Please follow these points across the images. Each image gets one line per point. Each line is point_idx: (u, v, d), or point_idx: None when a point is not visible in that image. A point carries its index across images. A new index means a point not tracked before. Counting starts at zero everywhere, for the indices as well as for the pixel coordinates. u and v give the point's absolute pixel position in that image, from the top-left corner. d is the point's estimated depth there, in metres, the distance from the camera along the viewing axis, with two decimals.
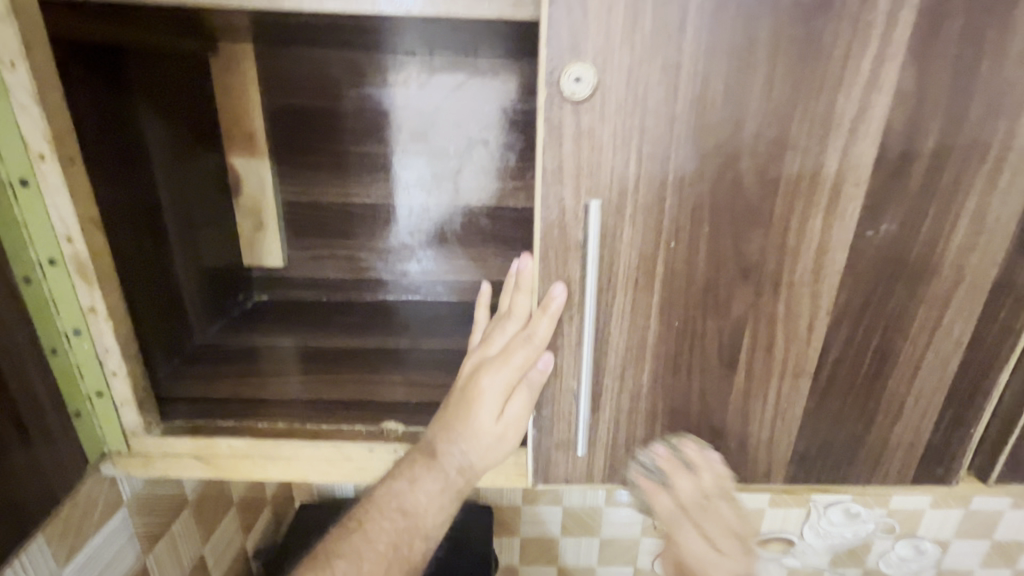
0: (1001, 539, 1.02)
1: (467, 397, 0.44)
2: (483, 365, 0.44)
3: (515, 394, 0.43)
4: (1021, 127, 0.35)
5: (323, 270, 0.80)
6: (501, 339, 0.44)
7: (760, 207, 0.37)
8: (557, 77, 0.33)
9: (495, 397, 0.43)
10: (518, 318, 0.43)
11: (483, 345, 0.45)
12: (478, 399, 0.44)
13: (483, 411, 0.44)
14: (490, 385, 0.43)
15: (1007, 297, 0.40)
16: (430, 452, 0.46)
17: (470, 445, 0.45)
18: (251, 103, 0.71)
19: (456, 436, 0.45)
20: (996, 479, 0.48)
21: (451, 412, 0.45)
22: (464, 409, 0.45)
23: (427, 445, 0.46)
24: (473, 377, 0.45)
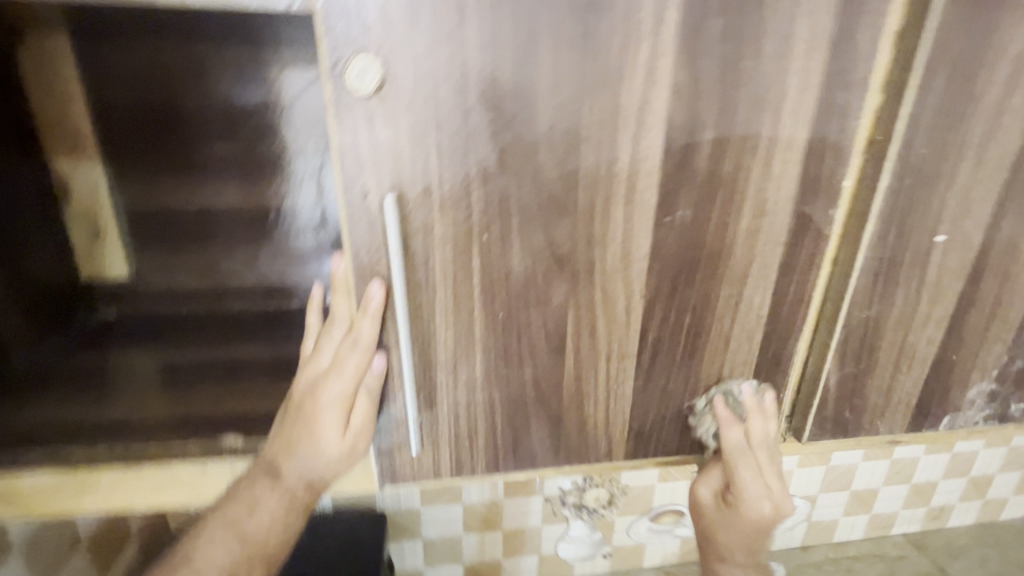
0: (858, 489, 1.14)
1: (304, 414, 0.43)
2: (318, 377, 0.43)
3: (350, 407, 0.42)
4: (785, 119, 0.39)
5: (174, 279, 0.70)
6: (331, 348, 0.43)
7: (564, 197, 0.38)
8: (341, 71, 0.33)
9: (330, 412, 0.42)
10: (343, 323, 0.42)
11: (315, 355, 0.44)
12: (315, 416, 0.43)
13: (320, 430, 0.43)
14: (323, 399, 0.42)
15: (794, 273, 0.44)
16: (275, 472, 0.45)
17: (313, 464, 0.44)
18: (71, 94, 0.62)
19: (298, 456, 0.44)
20: (809, 437, 0.53)
21: (290, 429, 0.44)
22: (302, 427, 0.43)
23: (272, 463, 0.45)
24: (309, 392, 0.43)
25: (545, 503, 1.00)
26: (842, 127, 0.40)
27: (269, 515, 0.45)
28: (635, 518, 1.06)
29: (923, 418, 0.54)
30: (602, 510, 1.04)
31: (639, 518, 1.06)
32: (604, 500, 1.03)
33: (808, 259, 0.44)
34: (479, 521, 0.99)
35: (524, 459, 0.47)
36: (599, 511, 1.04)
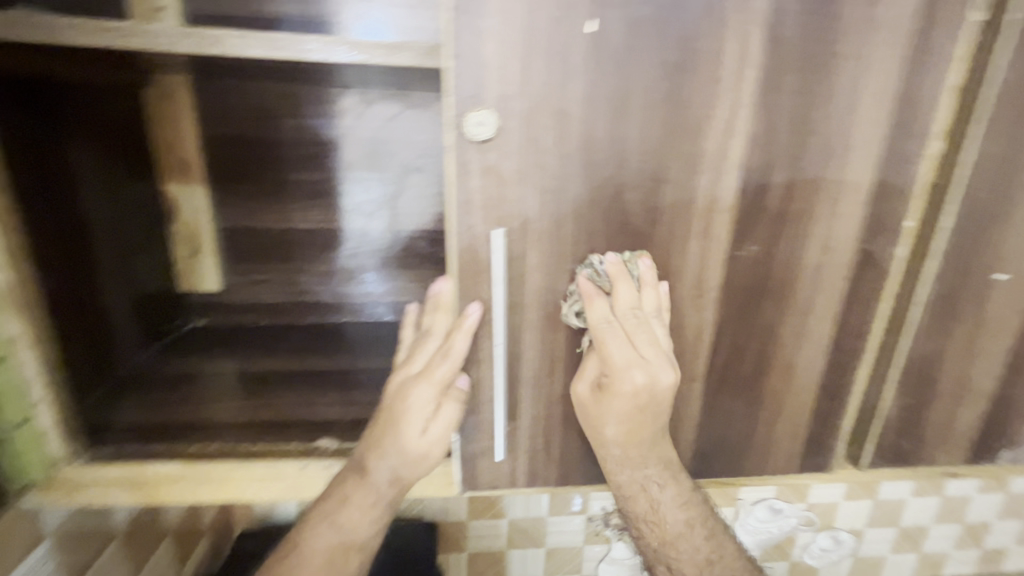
0: (907, 525, 1.12)
1: (395, 413, 0.47)
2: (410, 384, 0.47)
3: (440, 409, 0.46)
4: (851, 163, 0.42)
5: (262, 294, 0.81)
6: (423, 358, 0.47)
7: (645, 231, 0.43)
8: (462, 121, 0.38)
9: (422, 414, 0.46)
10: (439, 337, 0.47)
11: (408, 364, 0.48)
12: (405, 417, 0.47)
13: (409, 428, 0.47)
14: (416, 402, 0.46)
15: (857, 304, 0.47)
16: (364, 471, 0.48)
17: (400, 461, 0.47)
18: (187, 130, 0.72)
19: (385, 452, 0.47)
20: (867, 464, 0.55)
21: (381, 428, 0.48)
22: (392, 426, 0.47)
23: (359, 466, 0.48)
24: (399, 395, 0.47)
25: (588, 524, 1.02)
26: (905, 172, 0.43)
27: (361, 511, 0.48)
28: None
29: (983, 450, 0.55)
30: None
31: None
32: None
33: (870, 292, 0.47)
34: (522, 537, 1.01)
35: (594, 470, 0.51)
36: None
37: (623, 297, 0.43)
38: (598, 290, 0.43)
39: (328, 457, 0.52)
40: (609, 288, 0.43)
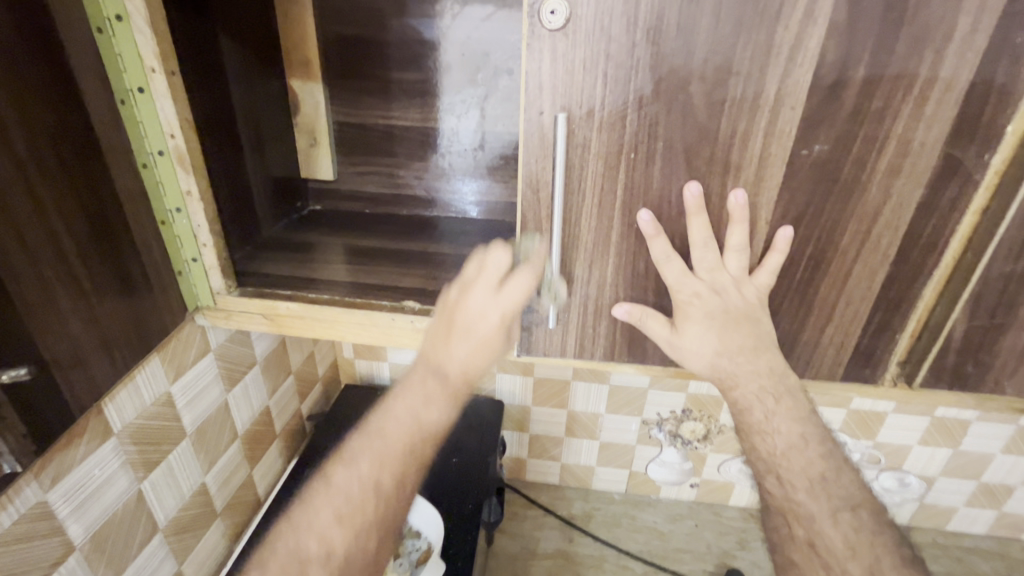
0: (989, 481, 1.06)
1: (453, 328, 0.56)
2: (477, 314, 0.55)
3: (492, 330, 0.54)
4: (947, 59, 0.40)
5: (367, 185, 0.92)
6: (478, 274, 0.56)
7: (708, 125, 0.44)
8: (537, 9, 0.41)
9: (481, 338, 0.55)
10: (500, 264, 0.55)
11: (466, 292, 0.56)
12: (462, 338, 0.55)
13: (463, 339, 0.55)
14: (477, 328, 0.55)
15: (932, 215, 0.46)
16: (441, 371, 0.56)
17: (455, 370, 0.56)
18: (307, 30, 0.80)
19: (440, 358, 0.56)
20: (920, 384, 0.55)
21: (442, 333, 0.56)
22: (450, 336, 0.56)
23: (431, 355, 0.57)
24: (459, 305, 0.56)
25: (642, 427, 1.09)
26: (1014, 70, 0.40)
27: (439, 404, 0.56)
28: (728, 457, 1.11)
29: None
30: (696, 443, 1.10)
31: (731, 458, 1.11)
32: (699, 434, 1.09)
33: (950, 204, 0.45)
34: (579, 428, 1.12)
35: (636, 351, 0.56)
36: (693, 444, 1.10)
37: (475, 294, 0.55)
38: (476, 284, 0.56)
39: (413, 313, 0.62)
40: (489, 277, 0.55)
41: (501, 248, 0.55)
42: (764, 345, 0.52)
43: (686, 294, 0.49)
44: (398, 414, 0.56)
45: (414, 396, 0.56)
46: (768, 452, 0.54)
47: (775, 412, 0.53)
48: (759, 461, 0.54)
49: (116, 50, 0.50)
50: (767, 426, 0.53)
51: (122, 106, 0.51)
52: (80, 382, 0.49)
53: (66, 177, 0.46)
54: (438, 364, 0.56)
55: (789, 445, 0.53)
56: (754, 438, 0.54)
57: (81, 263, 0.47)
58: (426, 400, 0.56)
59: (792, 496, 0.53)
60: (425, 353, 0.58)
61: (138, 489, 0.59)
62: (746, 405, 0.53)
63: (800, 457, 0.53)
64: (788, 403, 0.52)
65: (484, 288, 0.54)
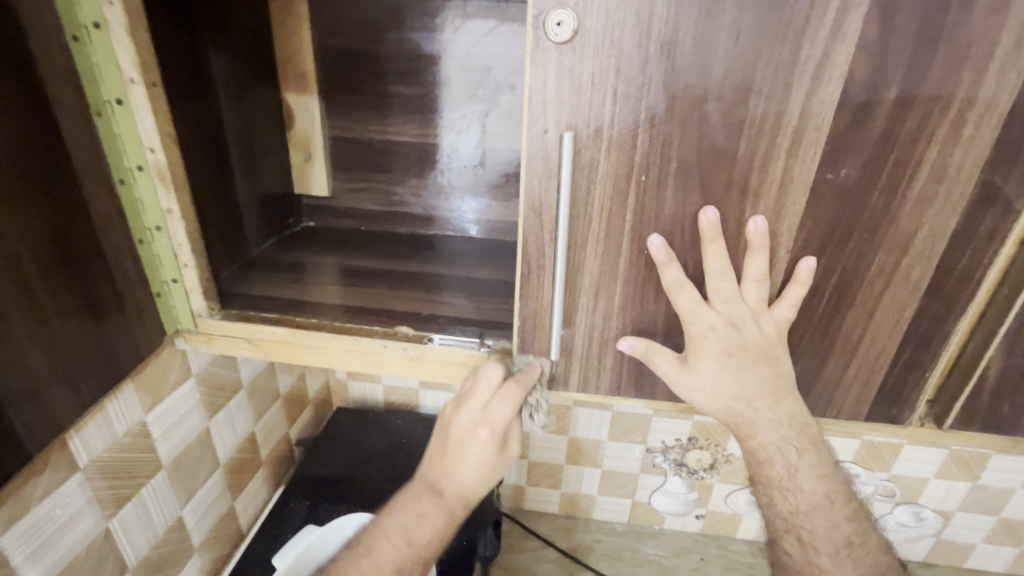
0: (1010, 518, 1.01)
1: (449, 448, 0.56)
2: (470, 436, 0.54)
3: (502, 415, 0.52)
4: (987, 79, 0.37)
5: (362, 201, 0.89)
6: (472, 395, 0.54)
7: (726, 146, 0.41)
8: (542, 21, 0.38)
9: (480, 455, 0.55)
10: (492, 382, 0.53)
11: (459, 410, 0.54)
12: (466, 438, 0.55)
13: (466, 444, 0.55)
14: (472, 444, 0.54)
15: (967, 246, 0.42)
16: (439, 491, 0.56)
17: (455, 489, 0.56)
18: (302, 43, 0.78)
19: (439, 478, 0.56)
20: (951, 426, 0.51)
21: (439, 454, 0.57)
22: (445, 459, 0.56)
23: (432, 468, 0.57)
24: (451, 426, 0.56)
25: (646, 455, 1.04)
26: None
27: (432, 525, 0.55)
28: (736, 488, 1.06)
29: None
30: (702, 473, 1.05)
31: (739, 489, 1.06)
32: (706, 463, 1.04)
33: (988, 234, 0.42)
34: (580, 455, 1.07)
35: (645, 385, 0.52)
36: (699, 473, 1.05)
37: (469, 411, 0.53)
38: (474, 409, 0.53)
39: (405, 339, 0.59)
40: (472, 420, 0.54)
41: (500, 281, 0.48)
42: (784, 388, 0.48)
43: (700, 326, 0.46)
44: (391, 535, 0.56)
45: (409, 514, 0.56)
46: (789, 510, 0.52)
47: (796, 468, 0.51)
48: (779, 519, 0.53)
49: (92, 60, 0.47)
50: (788, 481, 0.51)
51: (97, 119, 0.48)
52: (36, 414, 0.45)
53: (29, 194, 0.42)
54: (435, 480, 0.57)
55: (813, 506, 0.52)
56: (773, 493, 0.52)
57: (42, 285, 0.44)
58: (422, 517, 0.56)
59: (814, 560, 0.52)
60: (424, 473, 0.58)
61: (105, 528, 0.55)
62: (767, 457, 0.51)
63: (823, 518, 0.52)
64: (811, 456, 0.51)
65: (475, 408, 0.53)
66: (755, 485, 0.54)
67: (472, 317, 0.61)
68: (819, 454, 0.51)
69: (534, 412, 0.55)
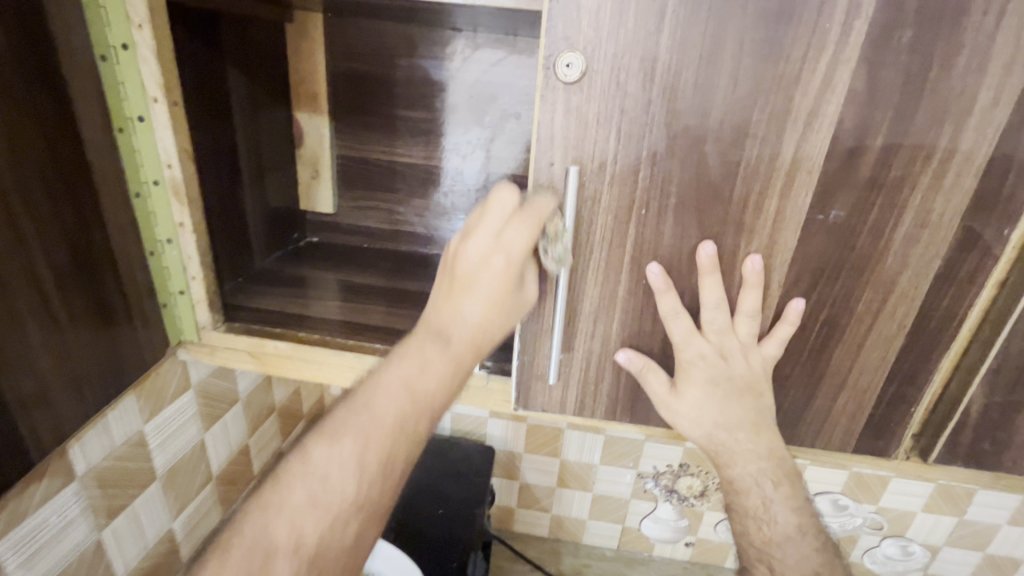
0: (995, 553, 1.01)
1: (457, 283, 0.47)
2: (481, 270, 0.46)
3: (521, 240, 0.45)
4: (967, 133, 0.39)
5: (366, 220, 0.91)
6: (477, 224, 0.47)
7: (722, 185, 0.43)
8: (553, 61, 0.41)
9: (491, 291, 0.46)
10: (504, 208, 0.45)
11: (466, 241, 0.47)
12: (478, 274, 0.46)
13: (492, 248, 0.46)
14: (484, 280, 0.46)
15: (949, 288, 0.44)
16: (445, 334, 0.47)
17: (462, 330, 0.47)
18: (317, 63, 0.80)
19: (451, 315, 0.47)
20: (934, 459, 0.52)
21: (446, 292, 0.48)
22: (453, 296, 0.47)
23: (445, 316, 0.47)
24: (456, 255, 0.47)
25: (637, 480, 1.05)
26: None
27: None
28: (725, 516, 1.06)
29: None
30: (693, 500, 1.05)
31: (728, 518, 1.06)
32: (696, 490, 1.04)
33: (968, 277, 0.44)
34: (571, 478, 1.07)
35: (640, 411, 0.54)
36: (690, 500, 1.05)
37: (482, 235, 0.46)
38: (487, 232, 0.46)
39: None
40: (501, 224, 0.46)
41: (506, 188, 0.45)
42: (765, 420, 0.50)
43: (691, 353, 0.47)
44: (390, 388, 0.45)
45: (411, 362, 0.46)
46: (762, 540, 0.53)
47: (772, 499, 0.53)
48: (753, 548, 0.54)
49: (119, 79, 0.49)
50: (764, 512, 0.53)
51: (119, 134, 0.50)
52: (44, 421, 0.45)
53: (51, 205, 0.44)
54: (442, 324, 0.47)
55: (786, 537, 0.52)
56: (748, 522, 0.54)
57: (58, 297, 0.45)
58: (426, 362, 0.46)
59: None
60: (428, 317, 0.48)
61: (98, 537, 0.55)
62: (744, 487, 0.53)
63: (795, 549, 0.52)
64: (786, 489, 0.52)
65: (487, 237, 0.46)
66: (731, 512, 0.55)
67: None
68: (793, 488, 0.53)
69: (549, 250, 0.46)
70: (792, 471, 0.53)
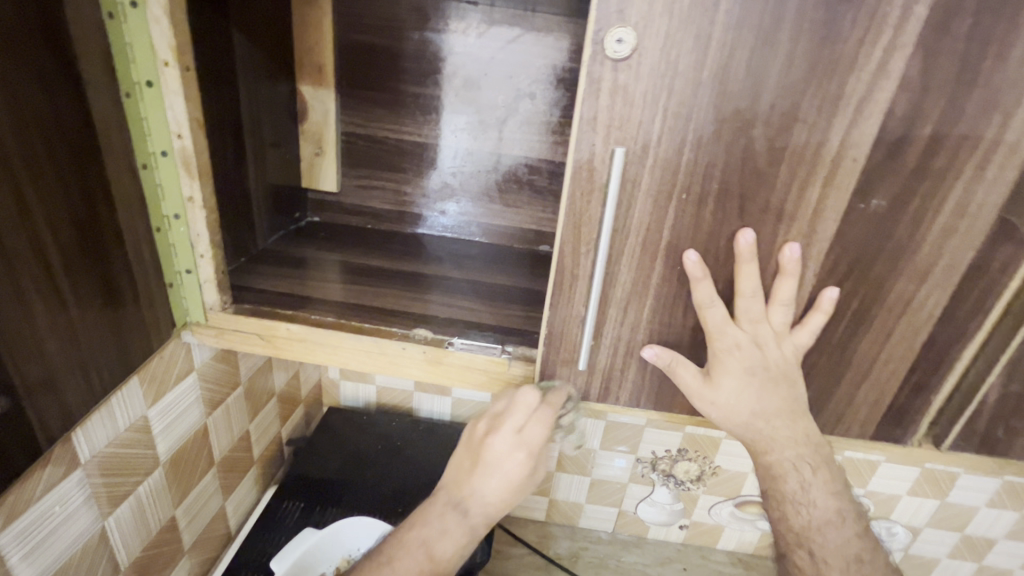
0: (971, 534, 1.06)
1: (479, 464, 0.55)
2: (508, 455, 0.54)
3: (517, 474, 0.54)
4: (1013, 125, 0.39)
5: (370, 200, 0.88)
6: (503, 407, 0.55)
7: (767, 171, 0.42)
8: (602, 37, 0.39)
9: (505, 475, 0.54)
10: (528, 408, 0.53)
11: (494, 434, 0.54)
12: (500, 460, 0.54)
13: (489, 475, 0.54)
14: (505, 466, 0.54)
15: (979, 280, 0.45)
16: (464, 509, 0.55)
17: (481, 509, 0.55)
18: (323, 34, 0.76)
19: (466, 491, 0.55)
20: (948, 446, 0.53)
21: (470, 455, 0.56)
22: (474, 474, 0.55)
23: (461, 484, 0.56)
24: (485, 438, 0.55)
25: (636, 464, 1.06)
26: None
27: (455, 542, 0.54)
28: (720, 500, 1.07)
29: None
30: (689, 484, 1.06)
31: (723, 501, 1.07)
32: (693, 475, 1.05)
33: (999, 269, 0.44)
34: (571, 462, 1.07)
35: (665, 398, 0.53)
36: (686, 484, 1.06)
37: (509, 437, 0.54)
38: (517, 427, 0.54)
39: (425, 343, 0.58)
40: (529, 411, 0.53)
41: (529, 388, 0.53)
42: (801, 408, 0.50)
43: (726, 341, 0.47)
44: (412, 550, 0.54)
45: (431, 529, 0.55)
46: (801, 526, 0.54)
47: (810, 484, 0.53)
48: (790, 533, 0.55)
49: (127, 39, 0.45)
50: (803, 496, 0.53)
51: (126, 100, 0.47)
52: (49, 405, 0.43)
53: (56, 174, 0.40)
54: (464, 499, 0.55)
55: (826, 522, 0.54)
56: (786, 507, 0.54)
57: (64, 273, 0.42)
58: (443, 532, 0.54)
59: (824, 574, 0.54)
60: (449, 487, 0.57)
61: (101, 527, 0.52)
62: (781, 472, 0.52)
63: (834, 533, 0.54)
64: (824, 475, 0.53)
65: (512, 436, 0.53)
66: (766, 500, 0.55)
67: (492, 324, 0.61)
68: (830, 473, 0.53)
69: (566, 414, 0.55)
70: (829, 458, 0.53)
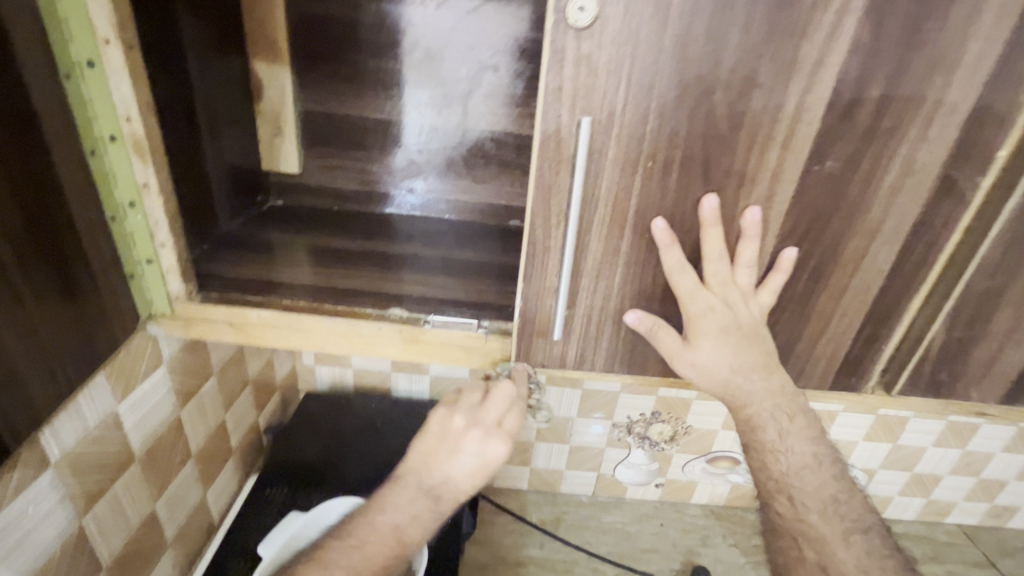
0: (920, 472, 1.14)
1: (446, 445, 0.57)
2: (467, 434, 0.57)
3: (496, 454, 0.56)
4: (954, 85, 0.41)
5: (335, 180, 0.86)
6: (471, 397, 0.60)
7: (727, 137, 0.44)
8: (564, 6, 0.39)
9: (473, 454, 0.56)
10: (504, 400, 0.57)
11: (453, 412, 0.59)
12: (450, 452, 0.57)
13: (456, 455, 0.56)
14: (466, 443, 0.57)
15: (925, 234, 0.48)
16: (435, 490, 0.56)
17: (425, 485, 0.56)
18: (274, 6, 0.73)
19: (434, 473, 0.56)
20: (898, 391, 0.57)
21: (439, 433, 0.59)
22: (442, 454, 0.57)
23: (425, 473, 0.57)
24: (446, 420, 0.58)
25: (612, 429, 1.09)
26: (1013, 97, 0.42)
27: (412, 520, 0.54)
28: (692, 457, 1.12)
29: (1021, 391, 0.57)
30: (663, 444, 1.11)
31: (695, 458, 1.12)
32: (667, 435, 1.10)
33: (942, 223, 0.47)
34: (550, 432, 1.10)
35: (638, 362, 0.55)
36: (660, 445, 1.11)
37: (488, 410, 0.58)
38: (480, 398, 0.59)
39: (401, 322, 0.58)
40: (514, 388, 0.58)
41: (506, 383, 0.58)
42: (774, 362, 0.53)
43: (699, 306, 0.49)
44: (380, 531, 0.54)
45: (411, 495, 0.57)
46: (779, 472, 0.57)
47: (788, 432, 0.56)
48: (770, 480, 0.57)
49: (60, 14, 0.42)
50: (781, 443, 0.56)
51: (66, 81, 0.44)
52: (13, 406, 0.42)
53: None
54: (434, 484, 0.56)
55: (803, 466, 0.57)
56: (766, 455, 0.57)
57: (16, 270, 0.41)
58: (413, 517, 0.55)
59: (804, 517, 0.57)
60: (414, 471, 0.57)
61: (79, 526, 0.51)
62: (760, 423, 0.55)
63: (811, 477, 0.57)
64: (801, 422, 0.56)
65: (469, 414, 0.58)
66: (750, 450, 0.58)
67: (467, 299, 0.61)
68: (807, 420, 0.56)
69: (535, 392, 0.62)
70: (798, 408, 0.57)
